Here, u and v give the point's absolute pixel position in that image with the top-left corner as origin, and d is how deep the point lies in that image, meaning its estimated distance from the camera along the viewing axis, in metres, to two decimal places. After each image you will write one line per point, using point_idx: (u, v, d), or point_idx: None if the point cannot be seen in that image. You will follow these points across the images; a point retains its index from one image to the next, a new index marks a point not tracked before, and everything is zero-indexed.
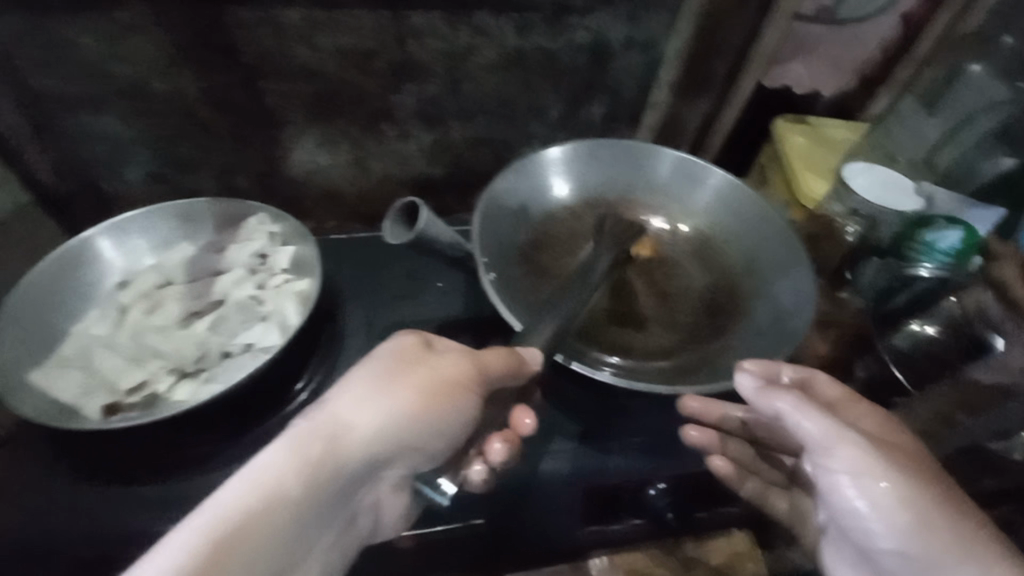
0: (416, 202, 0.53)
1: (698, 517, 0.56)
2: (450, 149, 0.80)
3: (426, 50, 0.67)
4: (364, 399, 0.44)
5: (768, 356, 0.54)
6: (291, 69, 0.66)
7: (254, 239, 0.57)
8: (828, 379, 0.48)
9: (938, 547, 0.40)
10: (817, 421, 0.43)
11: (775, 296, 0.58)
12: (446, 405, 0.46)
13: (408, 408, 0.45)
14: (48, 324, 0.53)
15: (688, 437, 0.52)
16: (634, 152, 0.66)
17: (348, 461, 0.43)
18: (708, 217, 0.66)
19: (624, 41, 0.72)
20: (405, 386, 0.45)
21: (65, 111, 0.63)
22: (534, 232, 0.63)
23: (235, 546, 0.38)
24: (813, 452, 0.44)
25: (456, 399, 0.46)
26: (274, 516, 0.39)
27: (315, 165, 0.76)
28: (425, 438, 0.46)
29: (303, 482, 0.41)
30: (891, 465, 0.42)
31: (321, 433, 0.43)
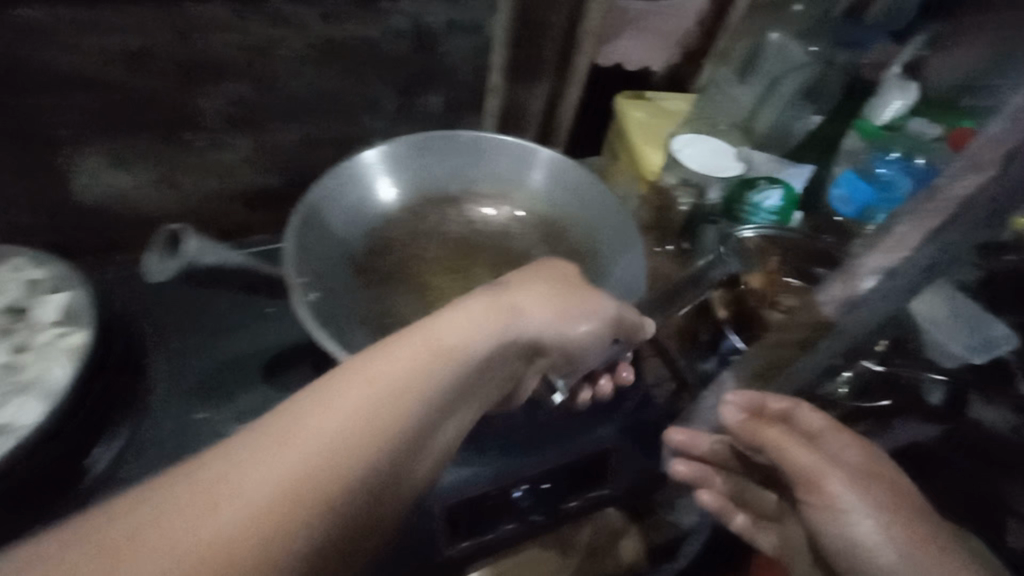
0: (182, 229, 0.47)
1: (571, 508, 0.54)
2: (279, 154, 0.72)
3: (220, 45, 0.59)
4: (471, 316, 0.40)
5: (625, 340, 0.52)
6: (47, 79, 0.54)
7: (4, 291, 0.47)
8: (811, 408, 0.46)
9: None
10: (802, 454, 0.45)
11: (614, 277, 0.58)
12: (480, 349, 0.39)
13: (507, 311, 0.42)
14: None
15: (678, 473, 0.56)
16: (468, 142, 0.63)
17: (419, 408, 0.34)
18: (552, 200, 0.64)
19: (447, 25, 0.68)
20: (433, 345, 0.36)
21: None
22: (369, 239, 0.59)
23: (355, 440, 0.31)
24: (806, 490, 0.45)
25: (564, 309, 0.45)
26: (339, 487, 0.29)
27: (114, 187, 0.66)
28: (517, 350, 0.43)
29: (447, 371, 0.36)
30: (878, 501, 0.42)
31: (433, 349, 0.36)
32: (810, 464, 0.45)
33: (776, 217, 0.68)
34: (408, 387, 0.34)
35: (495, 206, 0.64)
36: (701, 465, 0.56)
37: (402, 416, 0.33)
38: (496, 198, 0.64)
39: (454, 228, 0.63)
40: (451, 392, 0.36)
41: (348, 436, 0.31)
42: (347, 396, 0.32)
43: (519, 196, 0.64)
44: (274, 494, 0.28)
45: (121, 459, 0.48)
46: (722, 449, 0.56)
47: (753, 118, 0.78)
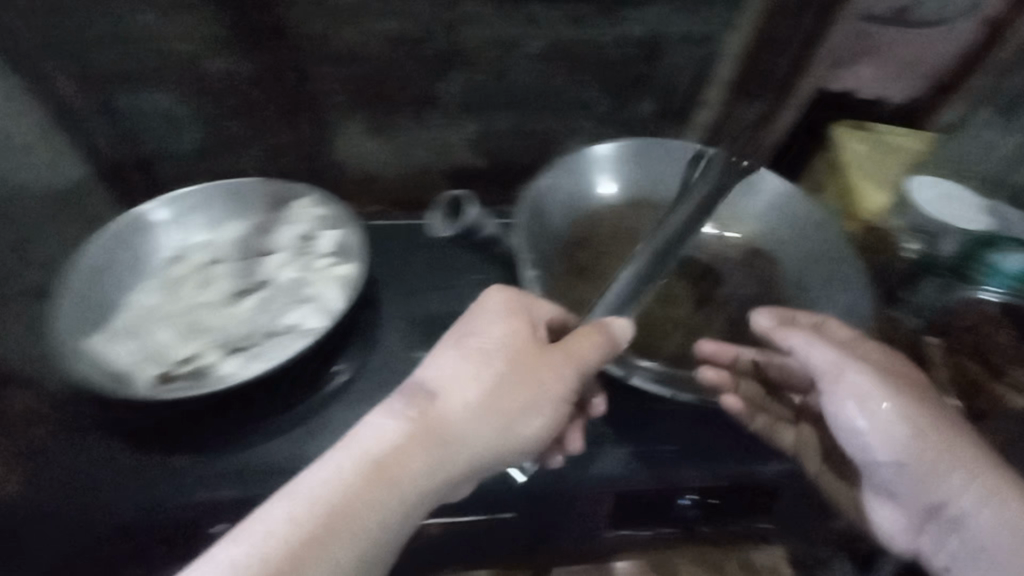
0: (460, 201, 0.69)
1: (731, 527, 0.54)
2: (494, 140, 0.78)
3: (473, 38, 0.65)
4: (445, 375, 0.44)
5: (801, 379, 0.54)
6: (339, 54, 0.65)
7: (299, 221, 0.57)
8: (839, 321, 0.53)
9: (926, 456, 0.48)
10: (827, 353, 0.50)
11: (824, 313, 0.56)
12: (538, 375, 0.45)
13: (482, 392, 0.43)
14: (101, 292, 0.51)
15: (703, 376, 0.52)
16: (689, 157, 0.64)
17: (447, 422, 0.41)
18: (759, 229, 0.63)
19: (681, 36, 0.68)
20: (499, 372, 0.44)
21: (121, 85, 0.65)
22: (577, 231, 0.62)
23: (346, 511, 0.36)
24: (821, 381, 0.51)
25: (551, 371, 0.45)
26: (388, 474, 0.38)
27: (359, 149, 0.77)
28: (504, 435, 0.43)
29: (409, 469, 0.39)
30: (895, 391, 0.49)
31: (421, 421, 0.41)
32: (828, 362, 0.50)
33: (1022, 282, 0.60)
34: (457, 410, 0.42)
35: None
36: (727, 374, 0.52)
37: (438, 428, 0.41)
38: None
39: (654, 235, 0.64)
40: (497, 419, 0.43)
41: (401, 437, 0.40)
42: (357, 487, 0.37)
43: (727, 219, 0.64)
44: (332, 481, 0.37)
45: (354, 375, 0.57)
46: (745, 362, 0.56)
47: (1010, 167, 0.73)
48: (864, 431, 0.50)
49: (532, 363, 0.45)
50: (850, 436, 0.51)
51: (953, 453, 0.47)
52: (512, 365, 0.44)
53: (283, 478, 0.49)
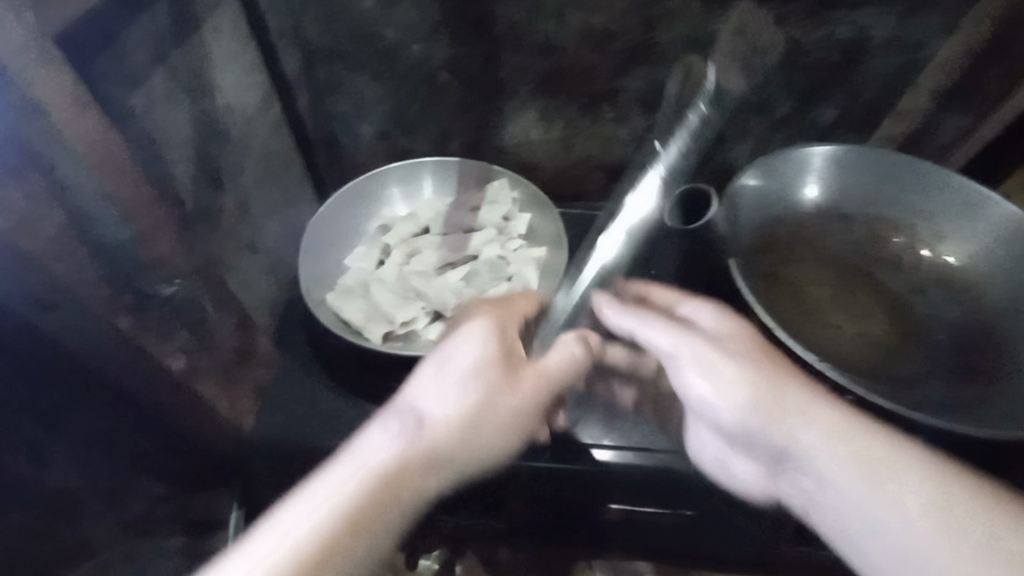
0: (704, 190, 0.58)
1: None
2: (661, 139, 0.77)
3: (671, 34, 0.65)
4: (428, 398, 0.39)
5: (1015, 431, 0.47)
6: (535, 44, 0.67)
7: (498, 201, 0.59)
8: (660, 287, 0.49)
9: (848, 449, 0.37)
10: (655, 328, 0.43)
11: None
12: (512, 388, 0.41)
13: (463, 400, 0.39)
14: (327, 253, 0.56)
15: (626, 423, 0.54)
16: (902, 167, 0.60)
17: (436, 450, 0.37)
18: (974, 255, 0.58)
19: (886, 41, 0.65)
20: (473, 388, 0.40)
21: (328, 65, 0.70)
22: (763, 233, 0.60)
23: (327, 547, 0.32)
24: (665, 365, 0.44)
25: (518, 383, 0.41)
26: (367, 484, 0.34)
27: (525, 139, 0.79)
28: (480, 444, 0.39)
29: (394, 486, 0.35)
30: (746, 353, 0.41)
31: (406, 445, 0.37)
32: (668, 342, 0.43)
33: None
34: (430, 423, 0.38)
35: (898, 239, 0.61)
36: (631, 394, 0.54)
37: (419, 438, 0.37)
38: (904, 231, 0.61)
39: (842, 246, 0.61)
40: (478, 433, 0.39)
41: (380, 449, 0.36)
42: (313, 519, 0.32)
43: (936, 240, 0.60)
44: (311, 522, 0.32)
45: None
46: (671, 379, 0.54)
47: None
48: (705, 405, 0.42)
49: (508, 377, 0.41)
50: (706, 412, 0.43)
51: (857, 446, 0.37)
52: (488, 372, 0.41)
53: None
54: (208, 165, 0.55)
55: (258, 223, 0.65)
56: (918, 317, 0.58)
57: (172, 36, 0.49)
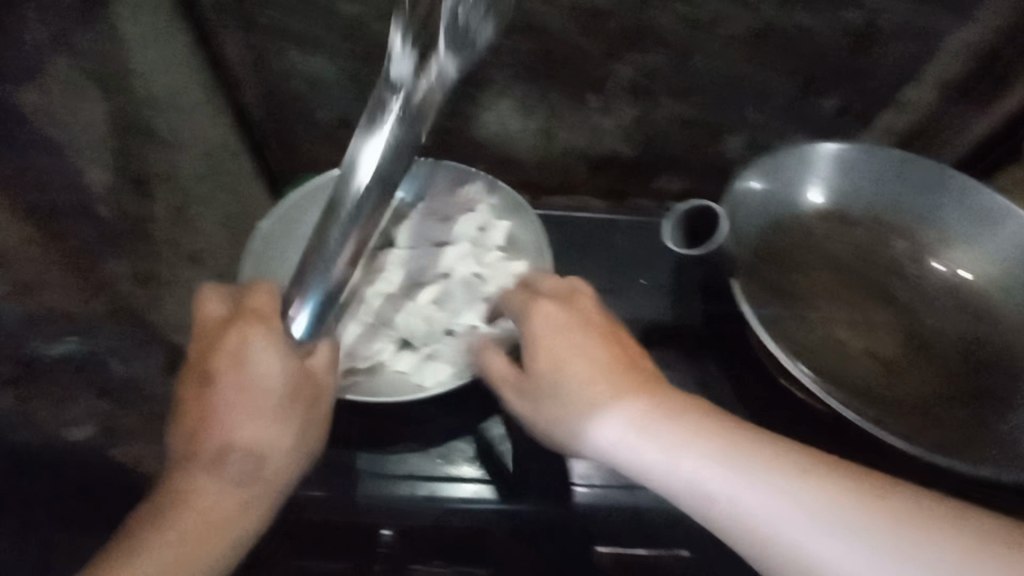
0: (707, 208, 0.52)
1: None
2: (652, 129, 0.71)
3: (667, 16, 0.58)
4: (238, 425, 0.39)
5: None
6: (515, 25, 0.59)
7: (473, 209, 0.53)
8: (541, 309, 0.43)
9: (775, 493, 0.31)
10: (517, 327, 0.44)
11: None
12: (316, 409, 0.42)
13: (271, 423, 0.40)
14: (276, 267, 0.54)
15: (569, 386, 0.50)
16: (923, 172, 0.55)
17: (265, 476, 0.39)
18: (987, 270, 0.54)
19: (900, 27, 0.59)
20: (271, 420, 0.40)
21: (277, 45, 0.61)
22: (764, 243, 0.56)
23: None
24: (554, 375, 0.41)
25: (314, 391, 0.42)
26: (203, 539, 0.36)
27: (503, 128, 0.72)
28: (295, 455, 0.41)
29: (232, 517, 0.37)
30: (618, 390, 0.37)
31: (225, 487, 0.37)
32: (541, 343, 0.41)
33: None
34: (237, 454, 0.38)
35: (905, 247, 0.56)
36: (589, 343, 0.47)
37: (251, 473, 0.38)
38: (912, 238, 0.56)
39: (845, 251, 0.57)
40: (293, 442, 0.41)
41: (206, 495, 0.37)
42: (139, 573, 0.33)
43: (945, 248, 0.56)
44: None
45: None
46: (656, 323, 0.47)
47: None
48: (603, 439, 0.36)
49: (311, 402, 0.42)
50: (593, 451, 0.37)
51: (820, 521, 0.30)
52: (293, 407, 0.41)
53: (444, 487, 0.50)
54: (134, 169, 0.47)
55: (201, 229, 0.58)
56: (930, 329, 0.53)
57: (71, 14, 0.40)
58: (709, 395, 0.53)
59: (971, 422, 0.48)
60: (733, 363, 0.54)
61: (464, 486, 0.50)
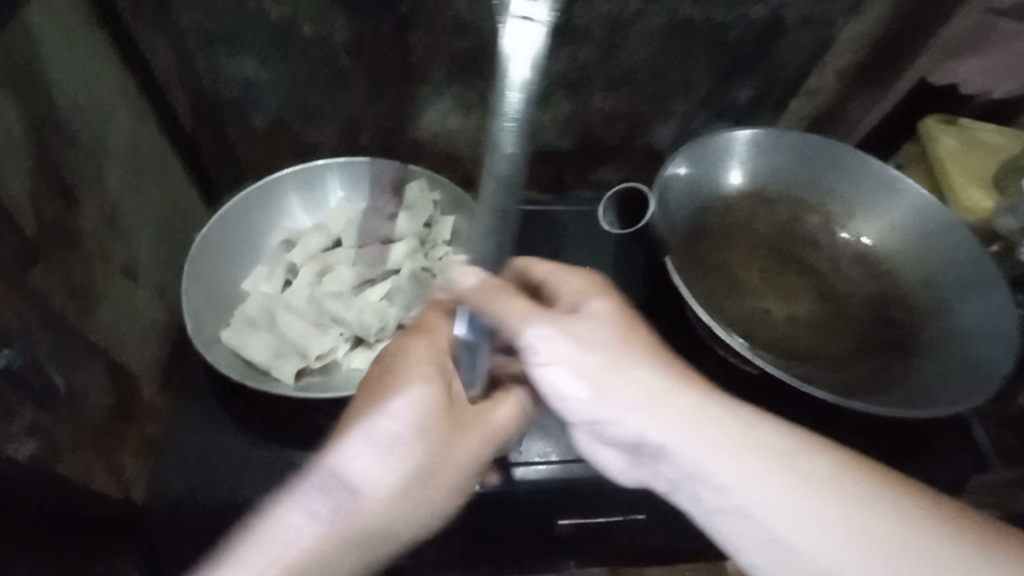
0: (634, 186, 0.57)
1: None
2: (586, 122, 0.74)
3: (592, 12, 0.61)
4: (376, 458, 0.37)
5: (941, 406, 0.48)
6: (447, 23, 0.60)
7: (417, 206, 0.54)
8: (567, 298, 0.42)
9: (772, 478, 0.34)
10: (520, 312, 0.38)
11: (972, 326, 0.53)
12: (456, 452, 0.38)
13: (409, 463, 0.37)
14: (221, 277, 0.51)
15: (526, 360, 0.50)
16: (824, 151, 0.61)
17: (377, 522, 0.36)
18: (889, 235, 0.60)
19: (800, 20, 0.65)
20: (390, 460, 0.37)
21: (205, 48, 0.59)
22: (694, 223, 0.59)
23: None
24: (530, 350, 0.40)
25: (465, 435, 0.39)
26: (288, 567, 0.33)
27: (443, 126, 0.73)
28: (424, 508, 0.37)
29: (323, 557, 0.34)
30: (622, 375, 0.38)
31: (333, 511, 0.35)
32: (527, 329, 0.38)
33: None
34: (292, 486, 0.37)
35: (817, 218, 0.62)
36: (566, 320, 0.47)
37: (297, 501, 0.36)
38: (822, 211, 0.62)
39: (766, 226, 0.61)
40: (417, 501, 0.37)
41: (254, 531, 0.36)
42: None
43: (853, 219, 0.61)
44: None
45: None
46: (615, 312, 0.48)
47: None
48: (603, 420, 0.38)
49: (453, 441, 0.39)
50: (587, 426, 0.39)
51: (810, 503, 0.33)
52: (422, 441, 0.37)
53: None
54: (56, 180, 0.45)
55: (133, 240, 0.55)
56: (842, 292, 0.59)
57: None
58: None
59: (884, 370, 0.53)
60: (670, 335, 0.58)
61: None
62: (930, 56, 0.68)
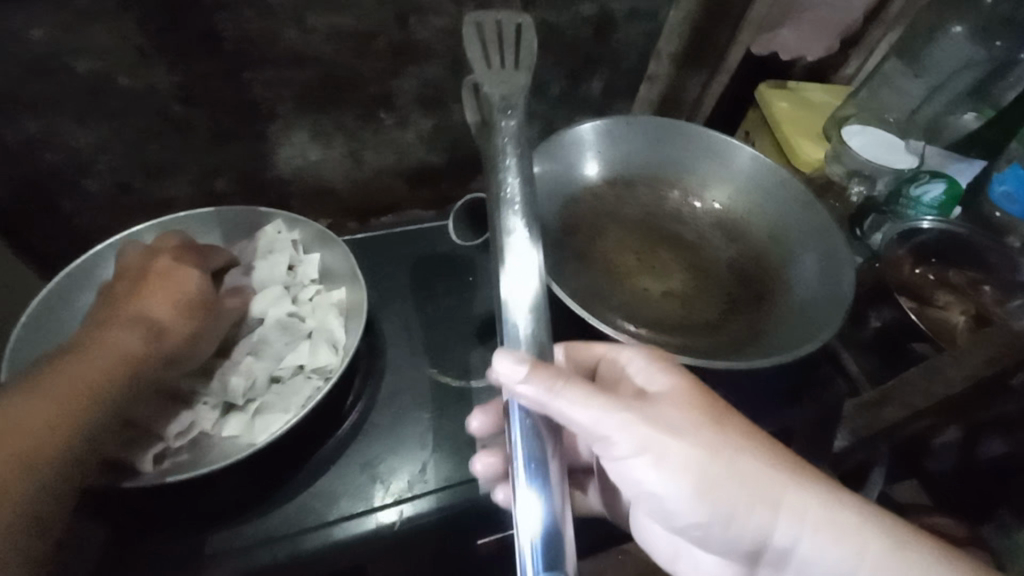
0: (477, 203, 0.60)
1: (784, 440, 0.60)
2: (452, 135, 0.74)
3: (429, 28, 0.61)
4: (152, 319, 0.44)
5: (803, 345, 0.52)
6: (280, 56, 0.58)
7: (276, 249, 0.52)
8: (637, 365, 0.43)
9: (807, 524, 0.37)
10: (584, 404, 0.36)
11: (812, 268, 0.58)
12: (196, 316, 0.45)
13: (174, 330, 0.44)
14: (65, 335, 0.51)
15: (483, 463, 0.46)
16: (665, 131, 0.65)
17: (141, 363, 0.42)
18: (738, 198, 0.65)
19: (627, 12, 0.69)
20: (172, 315, 0.44)
21: (5, 118, 0.53)
22: (563, 218, 0.61)
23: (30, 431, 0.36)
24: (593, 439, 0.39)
25: (198, 308, 0.46)
26: (87, 380, 0.39)
27: (305, 160, 0.70)
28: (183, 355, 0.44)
29: (107, 392, 0.40)
30: (681, 452, 0.38)
31: (103, 363, 0.40)
32: (593, 419, 0.37)
33: (934, 210, 0.68)
34: (24, 419, 0.37)
35: (673, 195, 0.66)
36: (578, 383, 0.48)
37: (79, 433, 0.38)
38: (676, 187, 0.66)
39: (630, 210, 0.64)
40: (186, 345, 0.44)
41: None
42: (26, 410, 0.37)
43: (705, 190, 0.66)
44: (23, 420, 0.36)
45: (367, 412, 0.52)
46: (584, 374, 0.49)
47: (914, 114, 0.78)
48: (675, 503, 0.39)
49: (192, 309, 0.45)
50: (642, 496, 0.41)
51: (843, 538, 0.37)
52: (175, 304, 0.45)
53: (314, 534, 0.45)
54: None
55: None
56: (709, 259, 0.63)
57: None
58: None
59: (756, 324, 0.57)
60: (560, 330, 0.59)
61: (337, 527, 0.46)
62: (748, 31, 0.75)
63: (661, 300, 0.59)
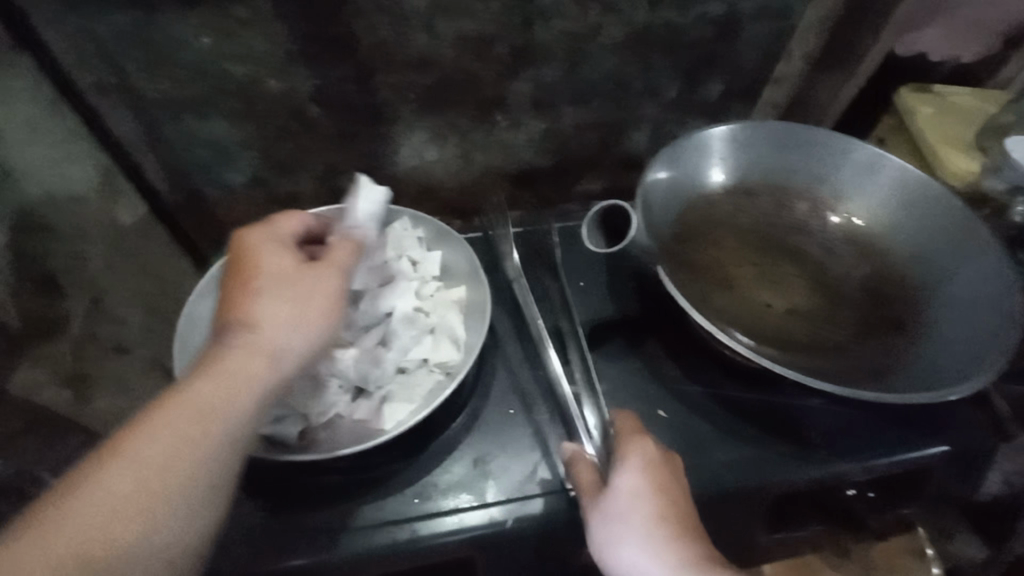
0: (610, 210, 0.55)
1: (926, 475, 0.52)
2: (561, 138, 0.74)
3: (551, 31, 0.61)
4: (274, 308, 0.44)
5: (961, 379, 0.47)
6: (408, 60, 0.61)
7: (403, 245, 0.56)
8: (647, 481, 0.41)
9: None
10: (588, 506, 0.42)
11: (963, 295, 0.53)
12: (311, 295, 0.45)
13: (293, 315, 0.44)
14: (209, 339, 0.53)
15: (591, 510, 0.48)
16: (801, 137, 0.61)
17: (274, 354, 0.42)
18: (874, 214, 0.60)
19: (757, 12, 0.65)
20: (288, 298, 0.44)
21: (171, 117, 0.60)
22: (679, 226, 0.59)
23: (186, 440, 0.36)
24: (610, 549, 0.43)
25: (317, 281, 0.46)
26: (230, 378, 0.39)
27: (419, 160, 0.72)
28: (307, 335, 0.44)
29: (248, 389, 0.40)
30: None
31: (240, 358, 0.40)
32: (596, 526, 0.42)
33: None
34: (172, 424, 0.36)
35: (801, 205, 0.62)
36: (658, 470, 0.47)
37: (219, 445, 0.37)
38: (804, 197, 0.62)
39: (750, 219, 0.61)
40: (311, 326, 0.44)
41: (109, 516, 0.33)
42: (169, 419, 0.36)
43: (837, 203, 0.61)
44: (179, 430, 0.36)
45: (476, 408, 0.54)
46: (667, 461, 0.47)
47: None
48: None
49: (305, 288, 0.45)
50: None
51: None
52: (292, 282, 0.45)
53: (427, 523, 0.47)
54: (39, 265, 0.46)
55: None
56: (840, 277, 0.58)
57: None
58: (660, 381, 0.55)
59: (894, 350, 0.52)
60: (670, 340, 0.58)
61: (448, 517, 0.47)
62: (892, 30, 0.69)
63: (784, 317, 0.55)
